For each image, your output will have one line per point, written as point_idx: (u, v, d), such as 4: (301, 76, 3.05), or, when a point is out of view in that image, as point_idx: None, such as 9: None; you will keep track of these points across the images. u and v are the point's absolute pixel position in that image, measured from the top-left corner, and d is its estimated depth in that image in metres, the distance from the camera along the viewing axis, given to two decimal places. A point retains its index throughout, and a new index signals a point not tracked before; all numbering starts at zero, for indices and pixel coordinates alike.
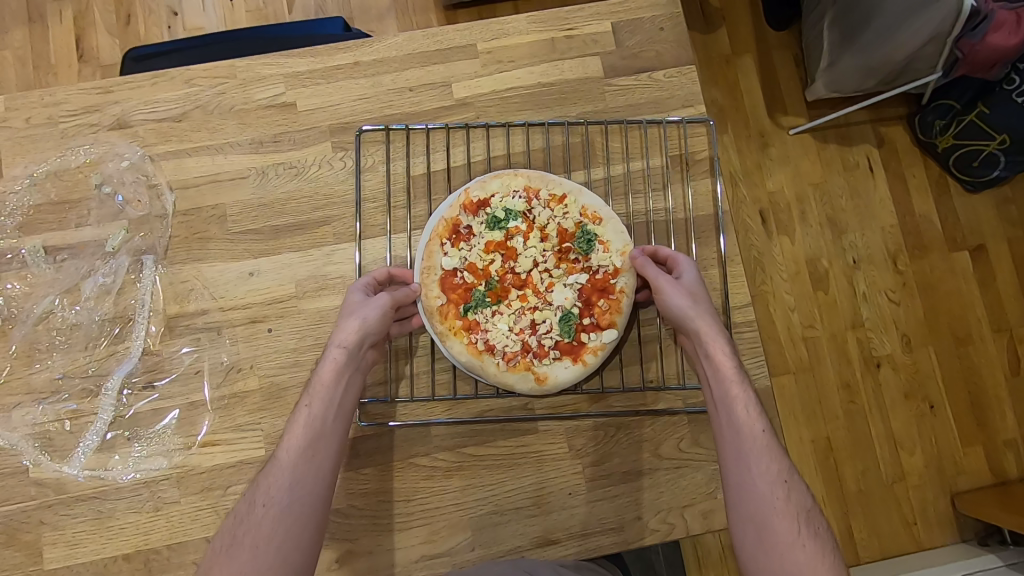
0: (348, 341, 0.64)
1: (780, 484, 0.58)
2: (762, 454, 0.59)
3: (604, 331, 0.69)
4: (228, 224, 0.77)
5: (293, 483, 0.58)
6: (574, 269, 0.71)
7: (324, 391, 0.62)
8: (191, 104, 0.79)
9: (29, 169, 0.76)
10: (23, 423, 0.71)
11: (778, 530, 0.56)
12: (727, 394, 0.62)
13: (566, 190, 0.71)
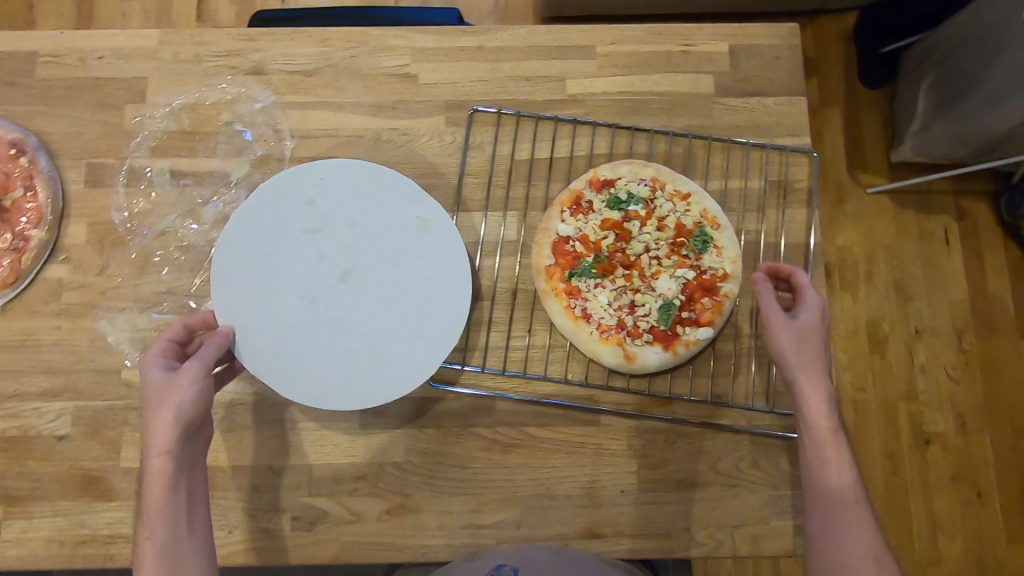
0: (178, 420, 0.56)
1: (852, 504, 0.59)
2: (841, 475, 0.60)
3: (701, 328, 0.74)
4: None
5: None
6: (683, 263, 0.76)
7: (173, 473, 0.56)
8: (322, 63, 0.84)
9: (169, 99, 0.82)
10: (124, 328, 0.77)
11: (846, 547, 0.58)
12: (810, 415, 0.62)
13: (691, 190, 0.78)
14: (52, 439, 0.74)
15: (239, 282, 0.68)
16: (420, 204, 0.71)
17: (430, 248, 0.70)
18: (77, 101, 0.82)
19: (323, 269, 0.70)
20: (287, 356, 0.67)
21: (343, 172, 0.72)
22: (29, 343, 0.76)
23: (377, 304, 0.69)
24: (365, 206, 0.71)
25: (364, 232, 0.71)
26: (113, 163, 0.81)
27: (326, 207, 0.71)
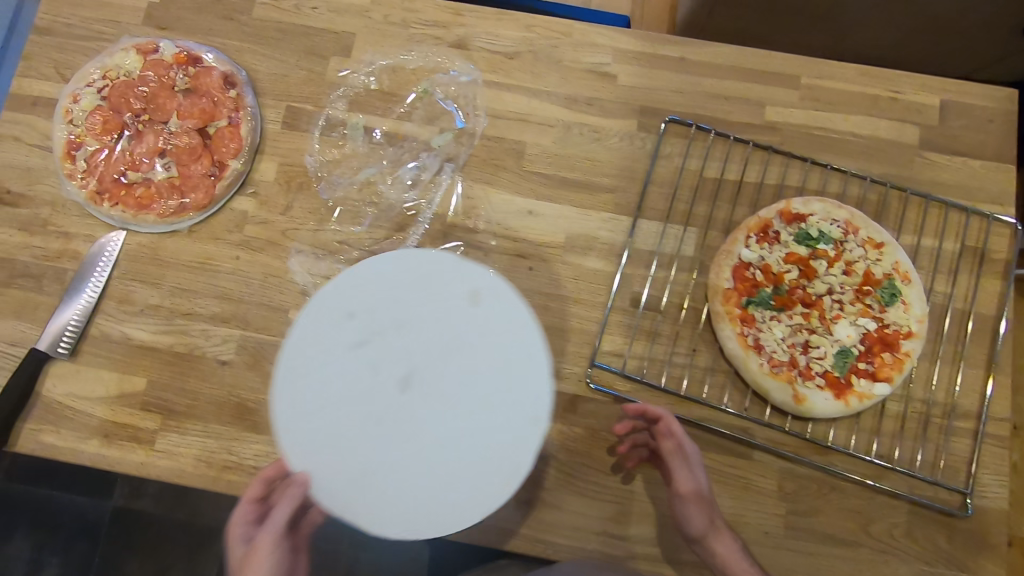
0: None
1: None
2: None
3: (877, 383, 0.71)
4: (523, 161, 0.80)
5: None
6: (866, 313, 0.74)
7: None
8: (524, 47, 0.84)
9: (373, 58, 0.84)
10: (297, 269, 0.78)
11: None
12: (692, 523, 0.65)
13: (885, 239, 0.75)
14: (215, 363, 0.76)
15: (302, 407, 0.57)
16: (459, 274, 0.61)
17: (483, 327, 0.60)
18: (286, 45, 0.85)
19: (386, 385, 0.58)
20: (372, 487, 0.55)
21: (395, 262, 0.61)
22: (208, 267, 0.79)
23: (467, 420, 0.57)
24: (387, 289, 0.61)
25: (424, 336, 0.59)
26: (310, 109, 0.83)
27: (357, 300, 0.60)
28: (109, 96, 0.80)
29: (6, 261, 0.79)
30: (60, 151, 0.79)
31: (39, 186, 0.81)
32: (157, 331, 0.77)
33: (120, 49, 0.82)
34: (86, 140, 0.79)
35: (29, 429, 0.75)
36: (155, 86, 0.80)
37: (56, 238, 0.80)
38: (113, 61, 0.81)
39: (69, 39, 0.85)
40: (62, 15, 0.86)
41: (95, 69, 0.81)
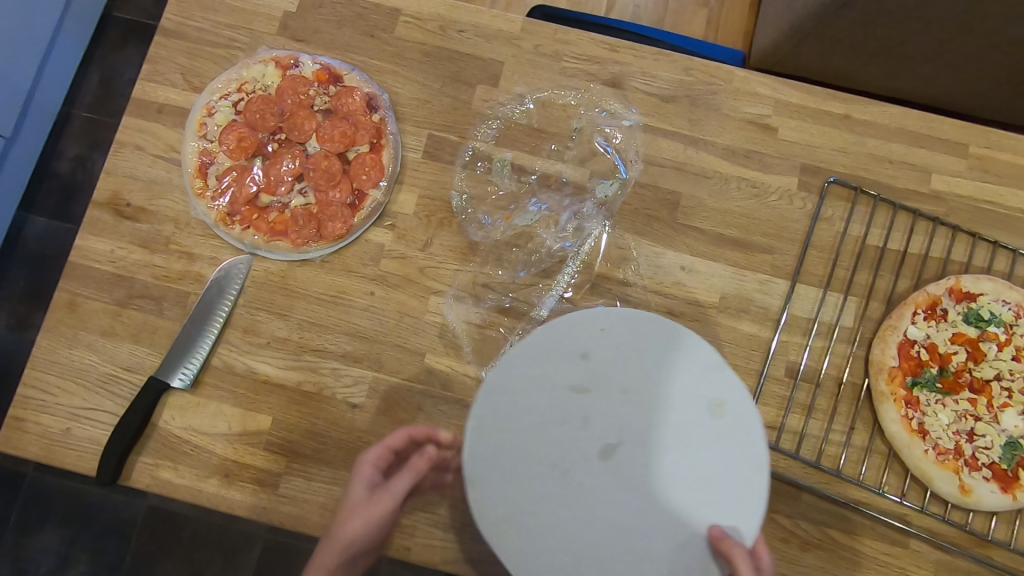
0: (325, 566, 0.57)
1: None
2: None
3: None
4: (676, 213, 0.77)
5: None
6: None
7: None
8: (681, 91, 0.80)
9: (523, 91, 0.80)
10: (436, 311, 0.74)
11: None
12: None
13: None
14: (346, 405, 0.72)
15: (492, 424, 0.57)
16: (717, 382, 0.57)
17: (697, 412, 0.57)
18: (429, 69, 0.80)
19: (586, 447, 0.56)
20: (529, 527, 0.55)
21: (623, 325, 0.59)
22: (340, 301, 0.74)
23: (652, 530, 0.55)
24: (680, 388, 0.57)
25: (665, 423, 0.57)
26: (455, 140, 0.78)
27: (614, 368, 0.58)
28: (245, 112, 0.75)
29: (124, 279, 0.74)
30: (192, 167, 0.74)
31: (163, 201, 0.76)
32: (285, 366, 0.72)
33: (257, 60, 0.77)
34: (220, 157, 0.74)
35: (144, 463, 0.70)
36: (295, 104, 0.76)
37: (178, 258, 0.75)
38: (250, 74, 0.76)
39: (199, 44, 0.80)
40: (191, 18, 0.81)
41: (232, 81, 0.76)
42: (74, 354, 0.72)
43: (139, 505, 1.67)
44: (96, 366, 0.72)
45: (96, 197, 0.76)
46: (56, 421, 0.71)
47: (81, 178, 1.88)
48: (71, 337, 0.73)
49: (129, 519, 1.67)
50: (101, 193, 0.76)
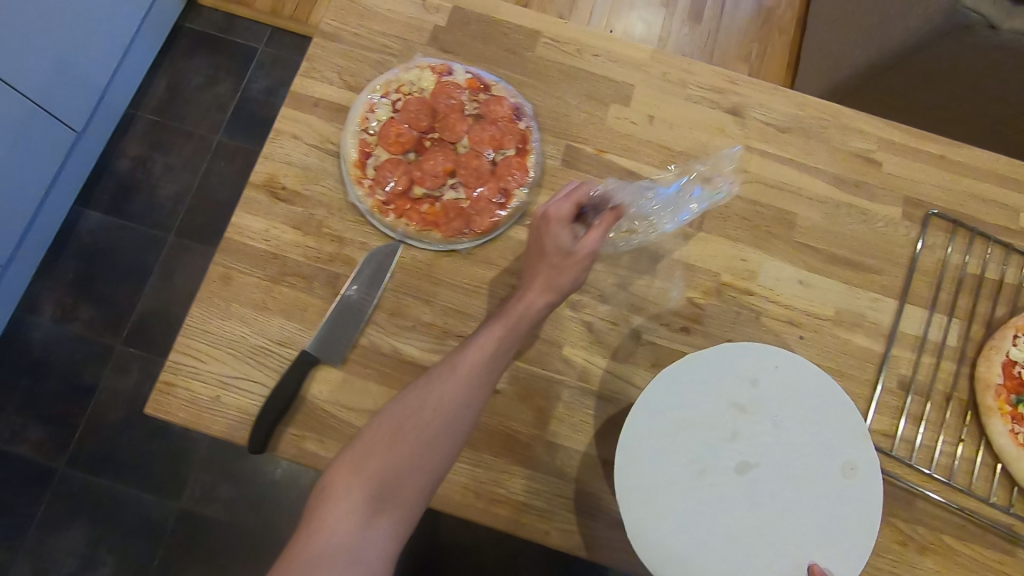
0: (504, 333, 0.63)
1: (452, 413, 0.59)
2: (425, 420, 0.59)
3: None
4: (793, 231, 0.83)
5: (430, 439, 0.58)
6: None
7: (441, 421, 0.58)
8: (795, 123, 0.87)
9: (653, 111, 0.86)
10: (573, 306, 0.79)
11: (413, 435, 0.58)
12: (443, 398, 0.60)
13: None
14: (488, 390, 0.75)
15: (651, 416, 0.65)
16: (852, 448, 0.65)
17: (812, 432, 0.66)
18: (567, 85, 0.86)
19: (725, 456, 0.64)
20: (654, 497, 0.62)
21: (811, 380, 0.67)
22: (483, 292, 0.78)
23: (749, 534, 0.62)
24: (823, 439, 0.65)
25: (792, 449, 0.65)
26: (591, 151, 0.84)
27: (770, 404, 0.66)
28: (403, 111, 0.80)
29: (277, 258, 0.78)
30: (352, 158, 0.79)
31: (315, 187, 0.80)
32: (429, 349, 0.76)
33: (413, 65, 0.83)
34: (378, 150, 0.79)
35: (290, 435, 0.72)
36: (447, 106, 0.81)
37: (329, 241, 0.78)
38: (408, 77, 0.82)
39: (354, 47, 0.86)
40: (347, 23, 0.87)
41: (391, 82, 0.82)
42: (226, 325, 0.75)
43: (171, 506, 1.64)
44: (246, 338, 0.75)
45: (253, 179, 0.80)
46: (205, 388, 0.73)
47: (139, 177, 1.90)
48: (224, 308, 0.75)
49: (159, 519, 1.63)
50: (258, 175, 0.80)
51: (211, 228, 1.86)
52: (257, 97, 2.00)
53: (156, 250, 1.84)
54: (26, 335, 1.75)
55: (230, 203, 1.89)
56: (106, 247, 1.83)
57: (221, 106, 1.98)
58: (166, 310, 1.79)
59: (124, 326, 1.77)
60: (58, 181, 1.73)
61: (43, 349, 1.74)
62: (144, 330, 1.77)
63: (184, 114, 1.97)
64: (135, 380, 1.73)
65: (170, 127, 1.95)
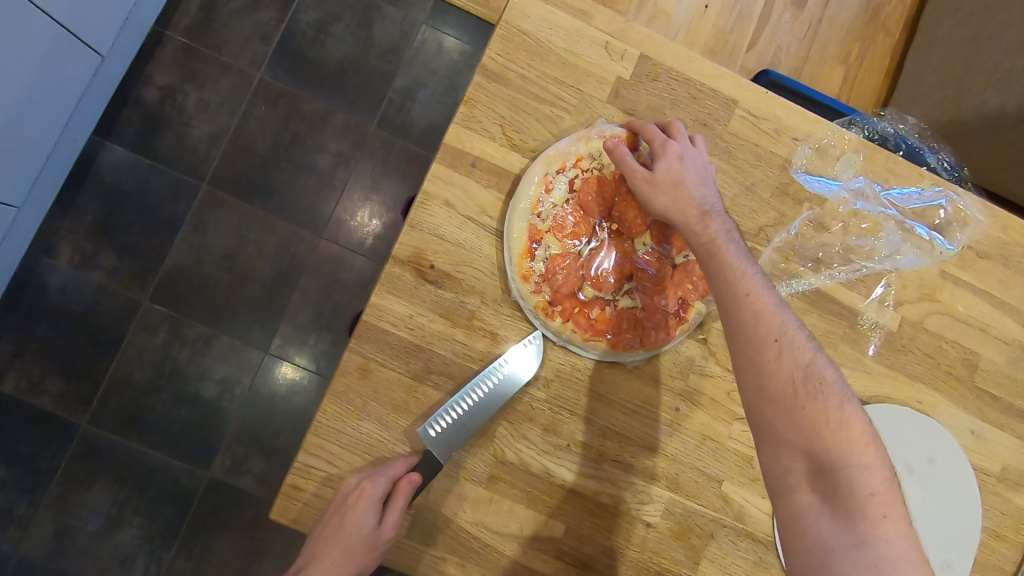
0: (360, 538, 0.61)
1: (366, 542, 0.61)
2: (343, 547, 0.61)
3: None
4: (975, 375, 0.76)
5: (345, 564, 0.61)
6: None
7: (348, 551, 0.61)
8: (996, 248, 0.77)
9: (845, 213, 0.75)
10: (737, 437, 0.72)
11: (334, 554, 0.61)
12: (361, 527, 0.61)
13: None
14: (639, 523, 0.69)
15: None
16: (959, 553, 0.72)
17: (941, 523, 0.72)
18: (759, 175, 0.75)
19: None
20: None
21: (964, 490, 0.73)
22: (646, 412, 0.71)
23: None
24: (948, 537, 0.72)
25: (922, 521, 0.72)
26: (773, 257, 0.74)
27: (931, 483, 0.73)
28: (580, 191, 0.69)
29: (422, 350, 0.68)
30: (520, 245, 0.67)
31: (469, 268, 0.70)
32: (582, 473, 0.69)
33: (598, 132, 0.70)
34: (549, 239, 0.68)
35: (432, 556, 0.66)
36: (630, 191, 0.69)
37: (481, 336, 0.69)
38: (589, 149, 0.69)
39: (521, 95, 0.72)
40: (517, 62, 0.72)
41: (571, 152, 0.69)
42: (362, 426, 0.66)
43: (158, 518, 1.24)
44: (384, 443, 0.67)
45: (398, 253, 0.69)
46: None
47: (168, 113, 1.35)
48: (360, 406, 0.67)
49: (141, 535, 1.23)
50: (404, 248, 0.69)
51: (248, 180, 1.35)
52: (305, 33, 1.40)
53: (188, 198, 1.34)
54: (37, 281, 1.27)
55: (270, 157, 1.36)
56: (133, 189, 1.32)
57: (264, 36, 1.40)
58: (198, 270, 1.32)
59: (150, 280, 1.30)
60: (83, 102, 1.22)
61: (59, 299, 1.27)
62: (176, 293, 1.31)
63: (221, 40, 1.38)
64: (159, 346, 1.29)
65: (204, 55, 1.38)
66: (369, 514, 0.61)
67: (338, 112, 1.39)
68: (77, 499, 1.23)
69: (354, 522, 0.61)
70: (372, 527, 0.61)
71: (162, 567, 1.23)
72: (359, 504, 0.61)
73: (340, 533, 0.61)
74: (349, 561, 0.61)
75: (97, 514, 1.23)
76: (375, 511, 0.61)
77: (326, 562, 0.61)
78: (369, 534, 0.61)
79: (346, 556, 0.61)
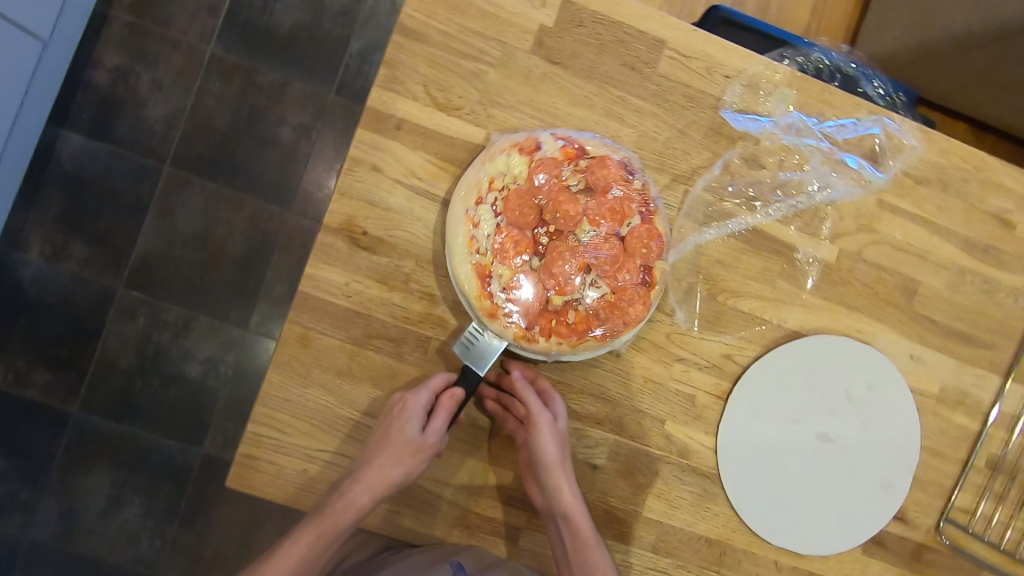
0: (407, 443, 0.64)
1: (411, 448, 0.64)
2: (390, 455, 0.64)
3: None
4: (914, 301, 0.76)
5: (392, 473, 0.64)
6: None
7: (394, 458, 0.64)
8: (935, 173, 0.76)
9: (776, 151, 0.75)
10: (679, 378, 0.73)
11: (382, 464, 0.64)
12: (403, 434, 0.64)
13: None
14: (586, 466, 0.72)
15: (781, 363, 0.74)
16: (898, 472, 0.75)
17: (879, 446, 0.75)
18: (692, 117, 0.73)
19: (815, 425, 0.74)
20: (752, 429, 0.73)
21: (903, 413, 0.76)
22: (589, 361, 0.72)
23: (787, 491, 0.74)
24: (885, 458, 0.75)
25: (861, 445, 0.75)
26: (709, 200, 0.73)
27: (870, 408, 0.75)
28: (504, 211, 0.66)
29: (361, 317, 0.69)
30: (475, 290, 0.66)
31: (402, 233, 0.70)
32: None
33: (496, 149, 0.68)
34: (497, 268, 0.66)
35: (388, 511, 0.69)
36: (550, 188, 0.66)
37: (419, 298, 0.70)
38: (494, 168, 0.67)
39: (442, 52, 0.70)
40: (436, 18, 0.70)
41: (479, 179, 0.67)
42: (307, 393, 0.68)
43: (153, 496, 1.28)
44: (332, 408, 0.69)
45: (329, 221, 0.69)
46: (292, 462, 0.68)
47: (122, 95, 1.32)
48: (305, 374, 0.68)
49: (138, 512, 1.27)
50: (335, 217, 0.69)
51: (208, 158, 1.33)
52: (252, 3, 1.36)
53: (151, 181, 1.32)
54: (11, 276, 1.28)
55: (230, 133, 1.34)
56: (95, 177, 1.31)
57: (211, 9, 1.36)
58: (170, 253, 1.31)
59: (123, 268, 1.30)
60: (31, 91, 1.20)
61: (35, 291, 1.28)
62: (150, 276, 1.30)
63: (168, 14, 1.34)
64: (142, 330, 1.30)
65: (152, 32, 1.34)
66: (411, 419, 0.65)
67: (294, 81, 1.35)
68: (75, 484, 1.27)
69: (401, 428, 0.64)
70: (413, 435, 0.64)
71: (166, 540, 1.28)
72: (404, 411, 0.65)
73: (387, 440, 0.65)
74: (395, 468, 0.64)
75: (98, 496, 1.27)
76: (417, 421, 0.65)
77: (375, 468, 0.64)
78: (411, 443, 0.64)
79: (394, 462, 0.64)
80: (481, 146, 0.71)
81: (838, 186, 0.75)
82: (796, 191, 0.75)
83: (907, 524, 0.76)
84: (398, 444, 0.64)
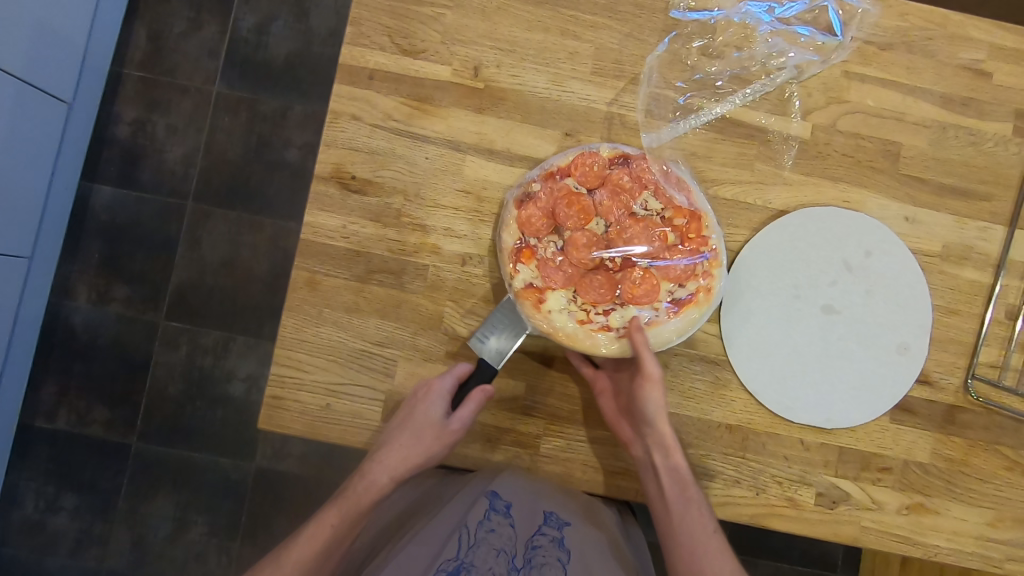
0: (430, 426, 0.67)
1: (429, 433, 0.67)
2: (413, 436, 0.67)
3: None
4: (898, 164, 0.77)
5: (414, 457, 0.67)
6: None
7: (417, 442, 0.67)
8: (897, 37, 0.77)
9: (731, 40, 0.77)
10: None
11: (405, 445, 0.67)
12: (425, 419, 0.67)
13: None
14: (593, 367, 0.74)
15: (773, 239, 0.75)
16: (910, 333, 0.75)
17: (886, 310, 0.75)
18: (645, 23, 0.76)
19: (817, 297, 0.74)
20: (754, 308, 0.74)
21: (905, 274, 0.75)
22: None
23: (801, 366, 0.74)
24: (897, 320, 0.74)
25: (868, 312, 0.74)
26: (673, 96, 0.76)
27: (871, 274, 0.75)
28: (603, 301, 0.69)
29: (361, 255, 0.74)
30: (685, 321, 0.69)
31: (387, 172, 0.75)
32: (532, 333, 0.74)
33: (547, 327, 0.68)
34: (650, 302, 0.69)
35: None
36: (569, 266, 0.69)
37: (411, 231, 0.74)
38: (568, 324, 0.68)
39: (400, 3, 0.76)
40: None
41: (581, 333, 0.69)
42: (322, 332, 0.73)
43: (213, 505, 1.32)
44: (345, 344, 0.73)
45: (320, 172, 0.74)
46: (315, 398, 0.72)
47: (143, 144, 1.38)
48: (317, 315, 0.73)
49: (200, 524, 1.32)
50: (324, 166, 0.74)
51: (227, 188, 1.38)
52: (247, 39, 1.40)
53: (178, 218, 1.37)
54: (63, 322, 1.34)
55: (243, 163, 1.38)
56: (127, 223, 1.37)
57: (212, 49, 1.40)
58: (202, 281, 1.36)
59: (162, 301, 1.35)
60: (64, 148, 1.27)
61: (87, 335, 1.35)
62: (187, 305, 1.35)
63: (175, 64, 1.39)
64: (187, 356, 1.35)
65: (162, 83, 1.39)
66: (434, 403, 0.68)
67: (296, 105, 1.39)
68: (141, 508, 1.32)
69: (426, 412, 0.68)
70: (436, 421, 0.67)
71: (233, 554, 1.32)
72: (432, 398, 0.68)
73: (411, 423, 0.68)
74: (415, 452, 0.67)
75: (165, 519, 1.32)
76: (442, 409, 0.68)
77: (394, 448, 0.68)
78: (433, 431, 0.67)
79: (413, 444, 0.67)
80: (449, 81, 0.76)
81: (800, 60, 0.76)
82: (760, 72, 0.77)
83: (934, 387, 0.75)
84: (421, 428, 0.67)
